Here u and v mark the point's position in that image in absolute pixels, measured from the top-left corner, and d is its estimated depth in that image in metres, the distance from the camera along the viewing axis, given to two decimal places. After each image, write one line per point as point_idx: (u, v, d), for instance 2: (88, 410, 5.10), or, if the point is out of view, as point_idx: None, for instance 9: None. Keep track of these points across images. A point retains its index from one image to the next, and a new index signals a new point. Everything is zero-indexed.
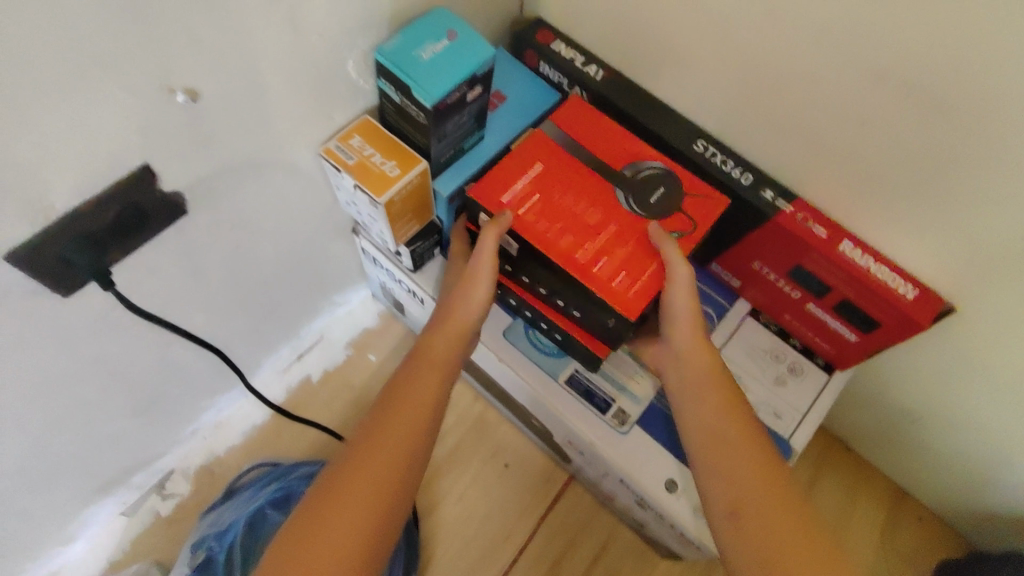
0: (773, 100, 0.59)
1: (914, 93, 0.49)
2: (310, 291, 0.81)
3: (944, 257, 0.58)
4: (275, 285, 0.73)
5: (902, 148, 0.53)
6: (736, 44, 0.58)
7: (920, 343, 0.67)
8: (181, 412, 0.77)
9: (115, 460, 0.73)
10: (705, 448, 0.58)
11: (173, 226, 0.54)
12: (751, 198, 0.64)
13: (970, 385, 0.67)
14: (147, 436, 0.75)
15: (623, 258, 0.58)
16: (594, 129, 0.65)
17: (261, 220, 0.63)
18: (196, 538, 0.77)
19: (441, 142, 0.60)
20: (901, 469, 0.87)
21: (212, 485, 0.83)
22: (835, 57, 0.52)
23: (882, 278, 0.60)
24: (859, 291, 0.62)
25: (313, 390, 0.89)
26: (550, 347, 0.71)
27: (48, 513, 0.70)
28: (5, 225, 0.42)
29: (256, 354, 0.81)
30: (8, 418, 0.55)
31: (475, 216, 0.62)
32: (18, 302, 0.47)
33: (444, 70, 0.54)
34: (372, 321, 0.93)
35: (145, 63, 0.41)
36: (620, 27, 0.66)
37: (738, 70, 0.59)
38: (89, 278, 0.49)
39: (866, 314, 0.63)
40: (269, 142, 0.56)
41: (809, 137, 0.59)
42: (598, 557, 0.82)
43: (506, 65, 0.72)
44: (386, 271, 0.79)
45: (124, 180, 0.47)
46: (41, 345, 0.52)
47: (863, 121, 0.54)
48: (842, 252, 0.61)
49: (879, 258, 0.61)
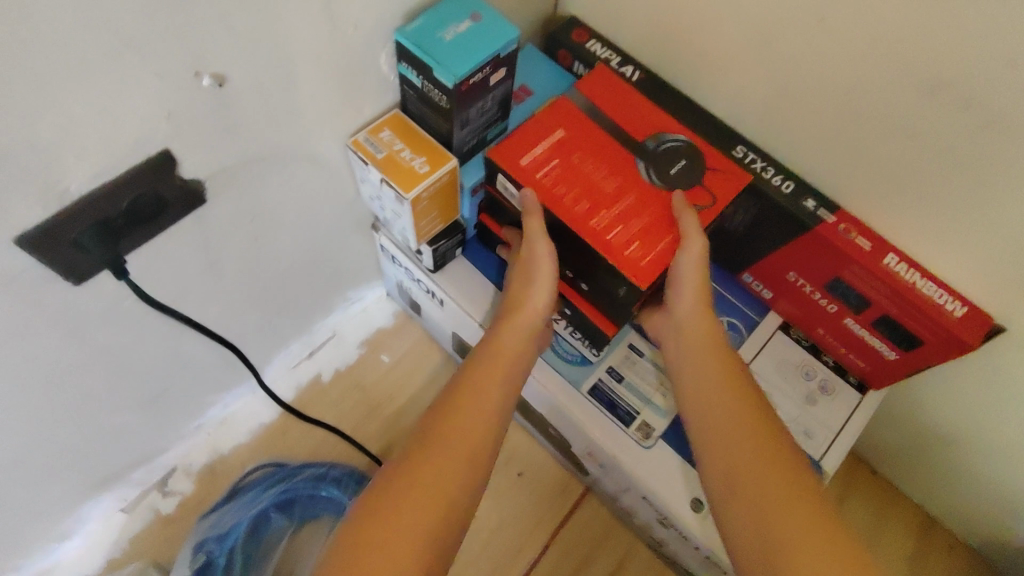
0: (822, 108, 0.56)
1: (979, 105, 0.47)
2: (325, 288, 0.79)
3: (998, 278, 0.55)
4: (290, 279, 0.71)
5: (961, 163, 0.51)
6: (787, 49, 0.55)
7: (962, 366, 0.64)
8: (187, 407, 0.74)
9: (118, 455, 0.70)
10: (707, 438, 0.54)
11: (192, 216, 0.51)
12: (791, 206, 0.61)
13: (1014, 413, 0.64)
14: (152, 432, 0.72)
15: (638, 229, 0.57)
16: (620, 100, 0.64)
17: (281, 212, 0.61)
18: (195, 540, 0.73)
19: (463, 129, 0.58)
20: (928, 495, 0.85)
21: (215, 484, 0.80)
22: (895, 65, 0.49)
23: (927, 294, 0.58)
24: (902, 306, 0.59)
25: (322, 390, 0.86)
26: (573, 355, 0.68)
27: (46, 507, 0.67)
28: (17, 207, 0.39)
29: (267, 350, 0.79)
30: (9, 408, 0.53)
31: (493, 181, 0.62)
32: (27, 289, 0.44)
33: (468, 50, 0.51)
34: (385, 320, 0.90)
35: (176, 43, 0.39)
36: (661, 28, 0.64)
37: (787, 76, 0.57)
38: (102, 265, 0.47)
39: (909, 331, 0.60)
40: (295, 131, 0.54)
41: (860, 148, 0.56)
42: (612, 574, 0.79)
43: (534, 61, 0.70)
44: (405, 269, 0.76)
45: (144, 165, 0.44)
46: (47, 334, 0.49)
47: (918, 133, 0.52)
48: (886, 266, 0.59)
49: (926, 274, 0.59)
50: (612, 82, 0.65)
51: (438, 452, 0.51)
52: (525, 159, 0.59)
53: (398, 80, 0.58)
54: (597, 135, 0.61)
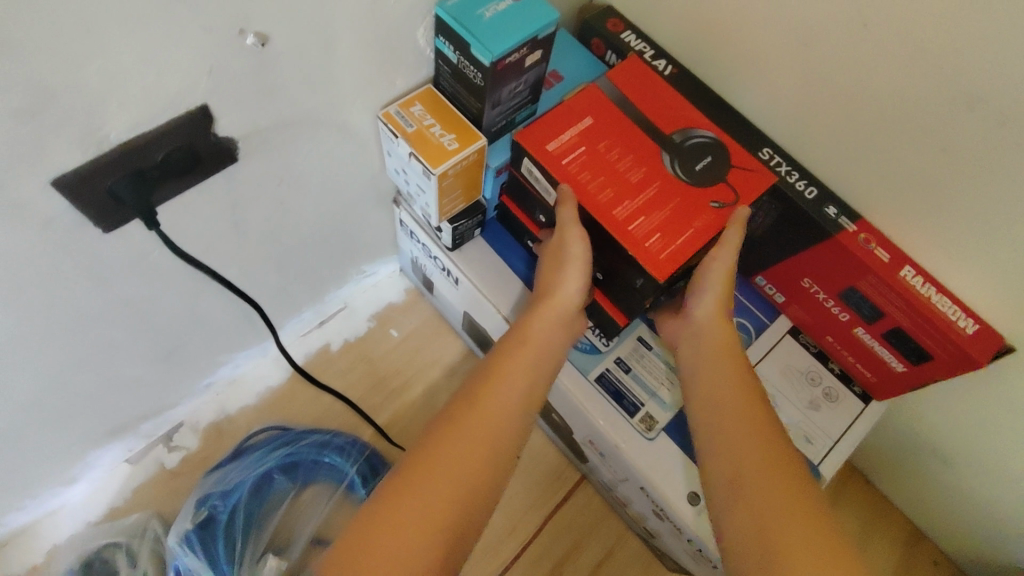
0: (854, 117, 0.57)
1: (1011, 124, 0.47)
2: (342, 258, 0.79)
3: (1014, 299, 0.55)
4: (310, 246, 0.72)
5: (989, 181, 0.51)
6: (823, 54, 0.55)
7: (969, 385, 0.65)
8: (199, 364, 0.75)
9: (128, 406, 0.72)
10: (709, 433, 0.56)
11: (222, 173, 0.52)
12: (813, 212, 0.61)
13: (1017, 435, 0.65)
14: (163, 386, 0.73)
15: (660, 220, 0.57)
16: (650, 94, 0.64)
17: (308, 178, 0.61)
18: (200, 495, 0.74)
19: (495, 109, 0.58)
20: (922, 510, 0.86)
21: (220, 443, 0.82)
22: (930, 78, 0.50)
23: (941, 308, 0.58)
24: (914, 319, 0.59)
25: (330, 359, 0.87)
26: (584, 343, 0.69)
27: (56, 450, 0.68)
28: (59, 150, 0.40)
29: (280, 315, 0.80)
30: (30, 348, 0.54)
31: (518, 166, 0.62)
32: (60, 232, 0.45)
33: (507, 29, 0.52)
34: (397, 296, 0.91)
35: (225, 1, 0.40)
36: (698, 24, 0.64)
37: (820, 81, 0.57)
38: (131, 214, 0.48)
39: (919, 344, 0.61)
40: (330, 98, 0.54)
41: (888, 159, 0.57)
42: (601, 561, 0.80)
43: (567, 48, 0.70)
44: (422, 246, 0.77)
45: (182, 119, 0.45)
46: (74, 278, 0.50)
47: (947, 147, 0.52)
48: (903, 278, 0.59)
49: (942, 289, 0.59)
50: (639, 71, 0.65)
51: (457, 444, 0.51)
52: (552, 145, 0.59)
53: (433, 56, 0.59)
54: (624, 125, 0.61)
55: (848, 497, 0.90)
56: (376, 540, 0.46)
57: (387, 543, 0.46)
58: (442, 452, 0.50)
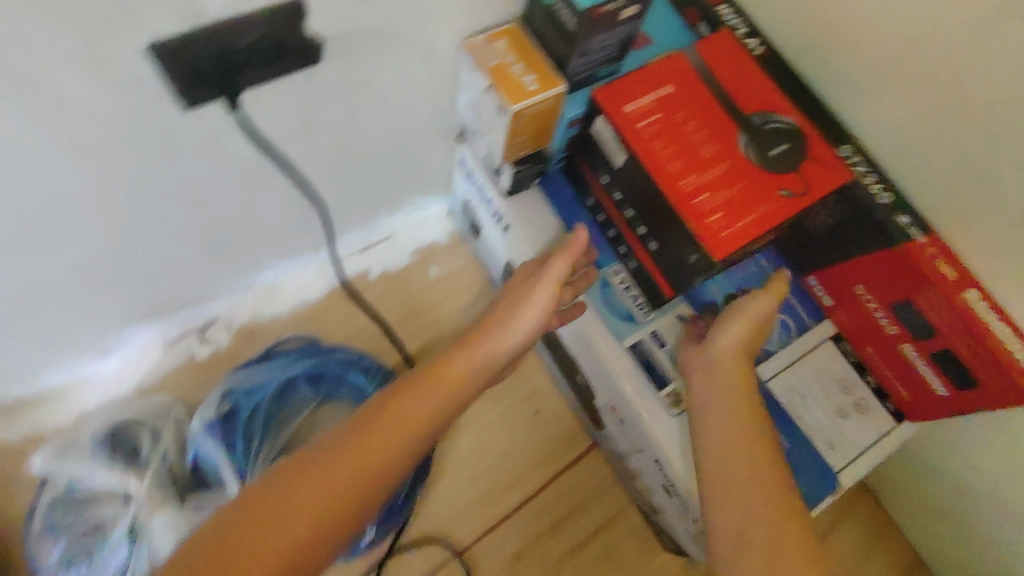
0: (960, 126, 0.55)
1: None
2: (398, 184, 0.79)
3: None
4: (370, 164, 0.72)
5: None
6: (938, 55, 0.53)
7: (1010, 424, 0.63)
8: (245, 262, 0.77)
9: (168, 290, 0.73)
10: (717, 455, 0.57)
11: (303, 70, 0.52)
12: (885, 217, 0.59)
13: None
14: (205, 278, 0.75)
15: (726, 199, 0.56)
16: (738, 69, 0.62)
17: (382, 93, 0.61)
18: (224, 389, 0.76)
19: (581, 58, 0.57)
20: (932, 542, 0.84)
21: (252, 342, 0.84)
22: None
23: (999, 335, 0.56)
24: (970, 345, 0.57)
25: (367, 284, 0.88)
26: (625, 310, 0.69)
27: (95, 320, 0.71)
28: (158, 14, 0.40)
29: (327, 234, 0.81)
30: (91, 212, 0.55)
31: (592, 124, 0.62)
32: (144, 94, 0.46)
33: None
34: (443, 236, 0.91)
35: None
36: (803, 7, 0.62)
37: (929, 83, 0.55)
38: (208, 93, 0.48)
39: (969, 370, 0.59)
40: (423, 16, 0.54)
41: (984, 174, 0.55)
42: (600, 529, 0.81)
43: (660, 11, 0.68)
44: (478, 186, 0.76)
45: (276, 7, 0.45)
46: (145, 147, 0.51)
47: None
48: (966, 300, 0.57)
49: (1005, 317, 0.57)
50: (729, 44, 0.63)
51: (376, 442, 0.51)
52: (628, 108, 0.59)
53: None
54: (704, 96, 0.60)
55: (853, 516, 0.89)
56: (270, 517, 0.47)
57: (279, 519, 0.47)
58: (361, 449, 0.50)
